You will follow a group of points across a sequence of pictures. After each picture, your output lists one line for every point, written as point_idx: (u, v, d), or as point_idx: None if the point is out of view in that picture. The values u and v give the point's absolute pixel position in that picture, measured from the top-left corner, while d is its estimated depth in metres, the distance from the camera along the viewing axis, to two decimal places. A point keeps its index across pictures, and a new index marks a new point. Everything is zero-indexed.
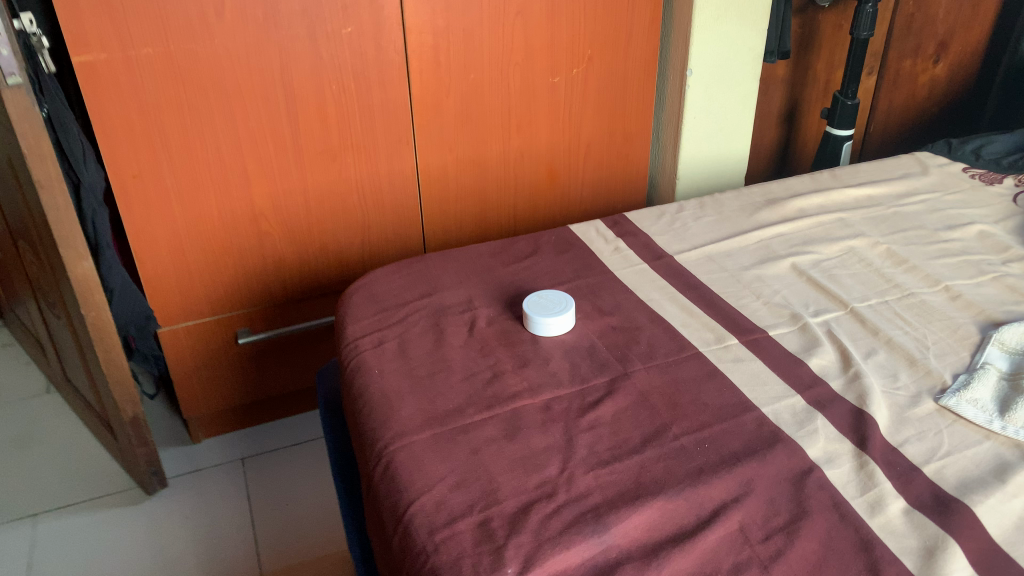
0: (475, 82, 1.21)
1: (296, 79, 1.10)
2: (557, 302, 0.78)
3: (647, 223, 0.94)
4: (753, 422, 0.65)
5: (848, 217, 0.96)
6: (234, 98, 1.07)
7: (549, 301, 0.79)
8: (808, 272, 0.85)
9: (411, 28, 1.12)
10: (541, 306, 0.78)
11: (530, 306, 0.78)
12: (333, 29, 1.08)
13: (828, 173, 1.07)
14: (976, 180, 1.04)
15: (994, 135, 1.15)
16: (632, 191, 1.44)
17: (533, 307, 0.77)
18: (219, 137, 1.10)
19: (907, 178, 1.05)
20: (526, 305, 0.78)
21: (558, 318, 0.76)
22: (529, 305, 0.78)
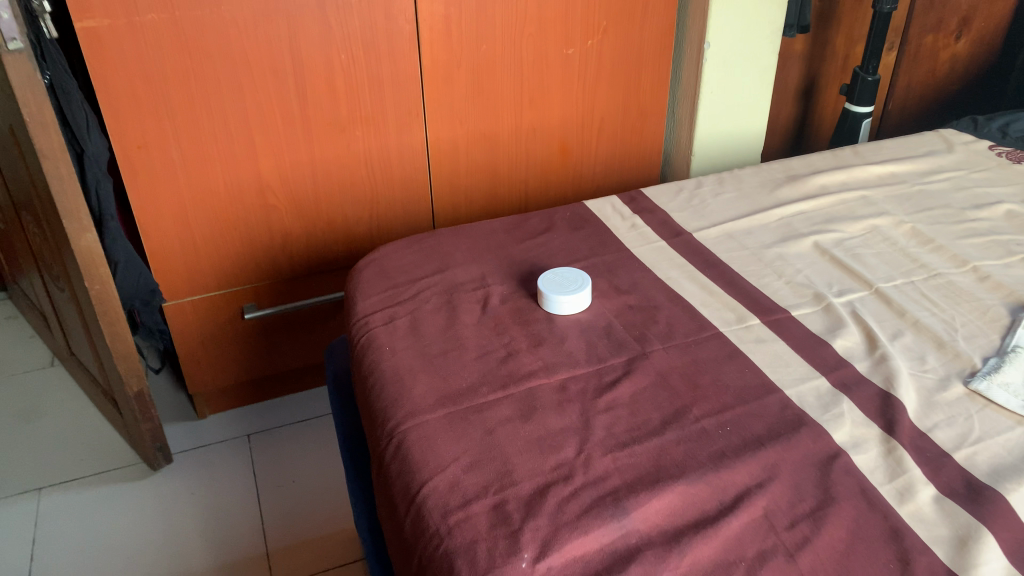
0: (487, 54, 1.18)
1: (304, 49, 1.07)
2: (573, 280, 0.76)
3: (664, 200, 0.92)
4: (777, 405, 0.63)
5: (871, 195, 0.93)
6: (241, 67, 1.05)
7: (566, 278, 0.76)
8: (831, 251, 0.82)
9: None
10: (557, 284, 0.75)
11: (546, 284, 0.76)
12: None
13: (850, 150, 1.04)
14: (1003, 159, 1.01)
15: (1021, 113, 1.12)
16: (645, 168, 1.41)
17: (548, 285, 0.75)
18: (226, 108, 1.07)
19: (931, 156, 1.01)
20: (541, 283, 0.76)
21: (571, 298, 0.74)
22: (543, 282, 0.76)
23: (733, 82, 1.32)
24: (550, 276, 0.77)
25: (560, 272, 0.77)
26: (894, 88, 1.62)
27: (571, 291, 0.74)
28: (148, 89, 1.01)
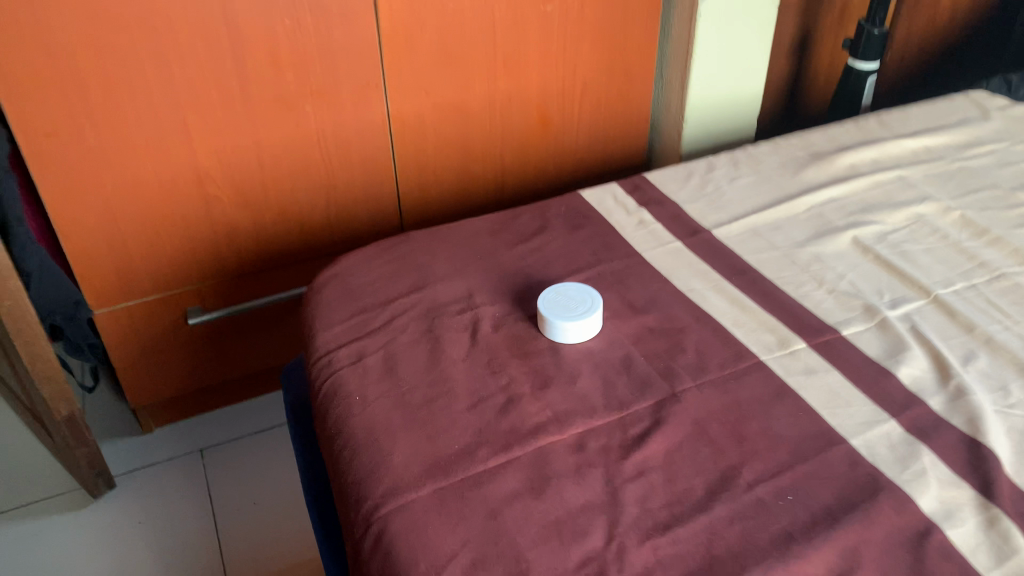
0: (454, 13, 1.02)
1: (241, 12, 0.90)
2: (580, 299, 0.63)
3: (673, 188, 0.79)
4: (844, 463, 0.52)
5: (908, 173, 0.81)
6: (166, 36, 0.88)
7: (571, 296, 0.63)
8: (875, 249, 0.70)
9: None
10: (562, 305, 0.62)
11: (547, 307, 0.62)
12: None
13: (874, 118, 0.91)
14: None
15: None
16: (632, 136, 1.28)
17: (550, 308, 0.62)
18: (151, 85, 0.90)
19: (965, 125, 0.89)
20: (542, 304, 0.63)
21: (582, 323, 0.61)
22: (545, 305, 0.62)
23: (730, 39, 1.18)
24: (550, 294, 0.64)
25: (562, 288, 0.64)
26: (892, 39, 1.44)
27: (581, 315, 0.61)
28: (51, 68, 0.84)
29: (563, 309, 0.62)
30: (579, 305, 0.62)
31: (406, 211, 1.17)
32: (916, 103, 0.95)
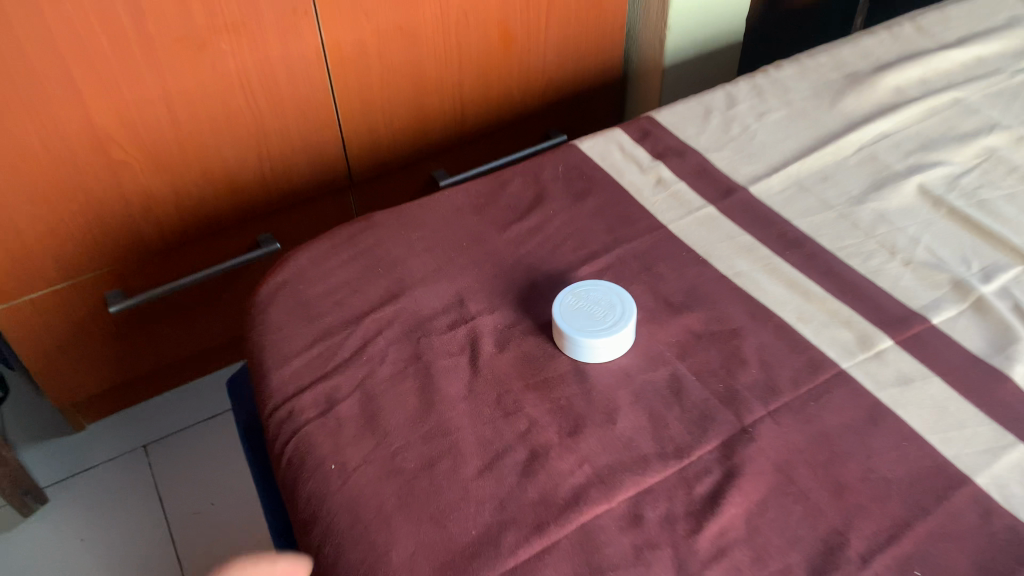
0: None
1: None
2: (609, 305, 0.49)
3: (692, 133, 0.64)
4: (974, 514, 0.40)
5: (964, 95, 0.67)
6: None
7: (597, 300, 0.49)
8: (948, 200, 0.57)
9: None
10: (586, 314, 0.48)
11: (565, 315, 0.48)
12: None
13: (910, 22, 0.77)
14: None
15: None
16: (612, 49, 1.08)
17: (569, 317, 0.48)
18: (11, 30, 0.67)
19: (1015, 27, 0.75)
20: (556, 311, 0.49)
21: (615, 338, 0.47)
22: (561, 312, 0.49)
23: None
24: (566, 296, 0.50)
25: (581, 287, 0.50)
26: None
27: (614, 327, 0.47)
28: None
29: (586, 318, 0.48)
30: (608, 312, 0.49)
31: (354, 160, 0.98)
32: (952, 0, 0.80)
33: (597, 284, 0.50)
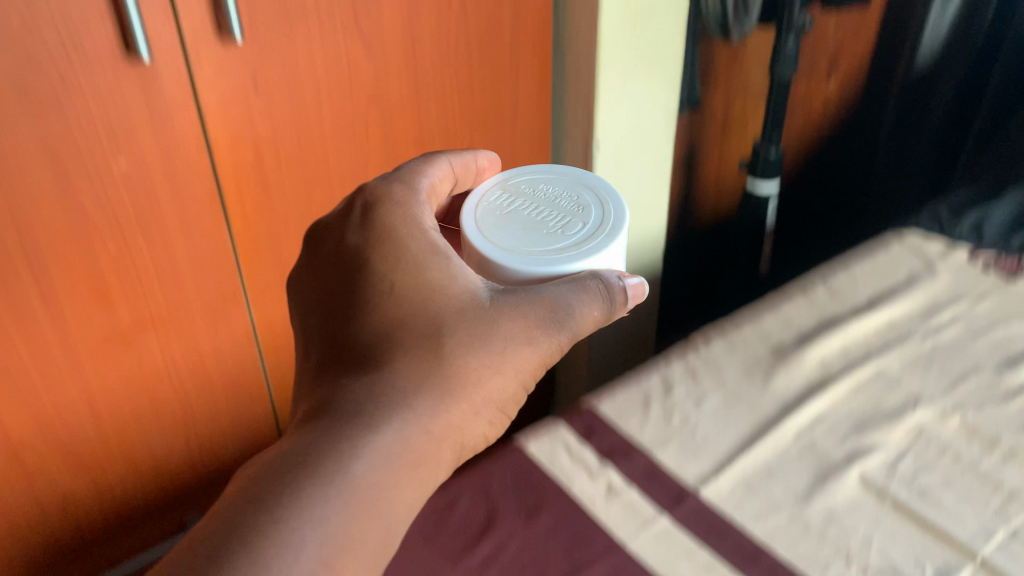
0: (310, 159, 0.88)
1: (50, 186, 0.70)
2: (569, 208, 0.58)
3: (637, 425, 0.66)
4: None
5: (883, 365, 0.71)
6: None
7: (561, 198, 0.59)
8: (890, 493, 0.59)
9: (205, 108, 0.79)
10: (523, 219, 0.57)
11: (493, 215, 0.58)
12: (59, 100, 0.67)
13: (821, 283, 0.82)
14: (994, 273, 0.83)
15: (985, 200, 0.93)
16: None
17: (501, 218, 0.57)
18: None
19: (916, 283, 0.82)
20: (474, 209, 0.59)
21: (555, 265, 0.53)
22: (505, 210, 0.58)
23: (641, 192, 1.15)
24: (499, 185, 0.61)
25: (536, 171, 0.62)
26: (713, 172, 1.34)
27: (563, 258, 0.54)
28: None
29: (525, 227, 0.56)
30: (570, 220, 0.57)
31: None
32: (857, 256, 0.87)
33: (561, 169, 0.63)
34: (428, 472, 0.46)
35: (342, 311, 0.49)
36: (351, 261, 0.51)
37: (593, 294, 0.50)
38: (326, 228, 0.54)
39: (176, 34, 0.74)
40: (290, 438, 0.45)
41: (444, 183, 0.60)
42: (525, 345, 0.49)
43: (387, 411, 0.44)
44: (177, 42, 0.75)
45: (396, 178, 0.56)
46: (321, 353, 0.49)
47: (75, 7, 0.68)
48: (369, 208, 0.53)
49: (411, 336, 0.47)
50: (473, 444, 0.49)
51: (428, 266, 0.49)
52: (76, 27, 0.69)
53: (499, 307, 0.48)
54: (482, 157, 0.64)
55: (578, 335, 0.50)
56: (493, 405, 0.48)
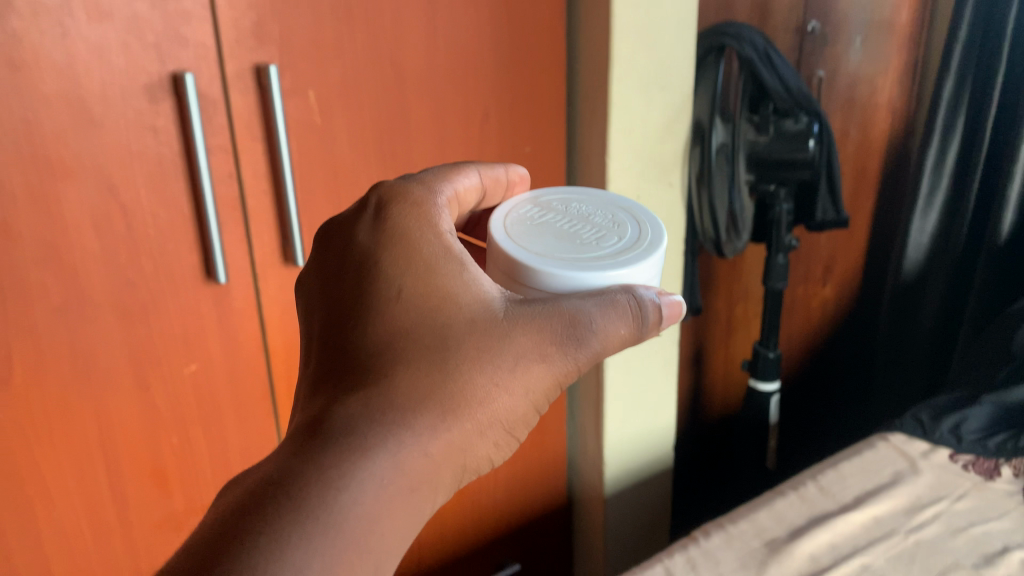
0: None
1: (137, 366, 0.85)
2: (603, 222, 0.62)
3: None
4: None
5: (869, 560, 0.78)
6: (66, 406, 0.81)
7: (596, 219, 0.62)
8: None
9: (265, 310, 0.93)
10: (558, 230, 0.60)
11: (524, 222, 0.61)
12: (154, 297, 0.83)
13: (813, 482, 0.91)
14: (973, 473, 0.91)
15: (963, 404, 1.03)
16: (552, 480, 1.33)
17: (532, 225, 0.60)
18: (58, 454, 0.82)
19: (900, 482, 0.90)
20: (504, 217, 0.62)
21: (584, 270, 0.54)
22: (541, 219, 0.62)
23: (647, 391, 1.26)
24: (532, 203, 0.65)
25: (574, 199, 0.66)
26: (717, 369, 1.48)
27: (598, 262, 0.56)
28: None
29: (557, 238, 0.59)
30: (604, 237, 0.59)
31: None
32: (845, 456, 0.96)
33: (602, 201, 0.66)
34: (425, 493, 0.45)
35: (349, 313, 0.49)
36: (360, 261, 0.51)
37: (624, 311, 0.51)
38: (338, 226, 0.55)
39: (247, 262, 0.90)
40: (285, 450, 0.43)
41: (472, 194, 0.64)
42: (538, 362, 0.49)
43: (391, 424, 0.44)
44: (247, 269, 0.90)
45: (412, 181, 0.58)
46: (321, 358, 0.48)
47: (169, 244, 0.83)
48: (384, 206, 0.54)
49: (416, 339, 0.47)
50: (474, 464, 0.48)
51: (439, 264, 0.50)
52: (167, 260, 0.83)
53: (514, 321, 0.49)
54: (515, 173, 0.69)
55: (602, 352, 0.50)
56: (498, 424, 0.48)
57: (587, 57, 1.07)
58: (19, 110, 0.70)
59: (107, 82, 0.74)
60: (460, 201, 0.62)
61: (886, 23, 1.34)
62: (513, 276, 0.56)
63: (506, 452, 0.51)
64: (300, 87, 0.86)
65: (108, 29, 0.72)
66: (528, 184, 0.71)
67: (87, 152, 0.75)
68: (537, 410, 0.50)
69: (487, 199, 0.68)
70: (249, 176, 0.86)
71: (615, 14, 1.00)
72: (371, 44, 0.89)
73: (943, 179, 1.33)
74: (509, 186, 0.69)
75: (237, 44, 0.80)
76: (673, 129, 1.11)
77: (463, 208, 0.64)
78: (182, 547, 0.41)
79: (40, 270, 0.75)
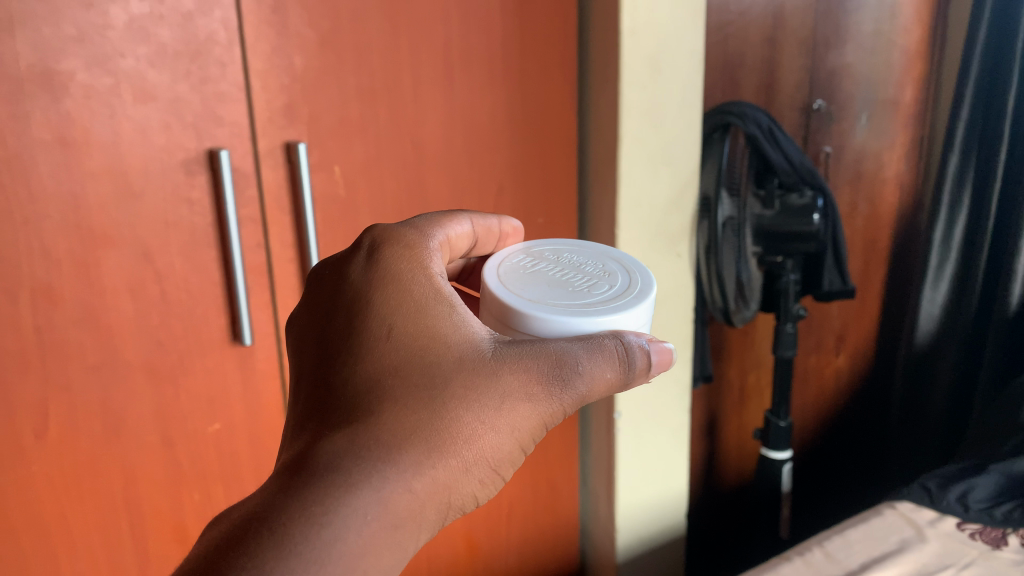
0: None
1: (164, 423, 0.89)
2: (593, 271, 0.66)
3: None
4: None
5: None
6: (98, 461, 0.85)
7: (586, 269, 0.67)
8: None
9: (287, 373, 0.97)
10: (551, 278, 0.64)
11: (519, 270, 0.65)
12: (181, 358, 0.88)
13: (820, 549, 1.02)
14: (980, 541, 0.99)
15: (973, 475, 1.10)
16: (565, 545, 1.34)
17: (527, 273, 0.65)
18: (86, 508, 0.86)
19: (906, 550, 1.00)
20: (498, 266, 0.66)
21: (580, 313, 0.58)
22: (535, 267, 0.66)
23: (658, 458, 1.28)
24: (525, 253, 0.70)
25: (564, 251, 0.71)
26: (731, 437, 1.49)
27: (591, 305, 0.60)
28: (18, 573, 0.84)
29: (548, 285, 0.63)
30: (593, 284, 0.64)
31: None
32: (853, 523, 1.07)
33: (591, 252, 0.71)
34: (410, 529, 0.46)
35: (341, 353, 0.52)
36: (355, 299, 0.54)
37: (611, 355, 0.53)
38: (335, 265, 0.59)
39: (271, 326, 0.94)
40: (273, 487, 0.45)
41: (463, 240, 0.68)
42: (524, 401, 0.50)
43: (377, 461, 0.46)
44: (271, 332, 0.95)
45: (408, 224, 0.62)
46: (313, 396, 0.51)
47: (198, 308, 0.88)
48: (380, 246, 0.58)
49: (404, 379, 0.49)
50: (460, 502, 0.49)
51: (429, 306, 0.53)
52: (196, 323, 0.88)
53: (501, 360, 0.51)
54: (507, 225, 0.75)
55: (589, 395, 0.52)
56: (484, 462, 0.49)
57: (598, 134, 1.13)
58: (68, 184, 0.76)
59: (149, 158, 0.80)
60: (452, 246, 0.66)
61: (890, 101, 1.38)
62: (505, 320, 0.60)
63: (493, 489, 0.52)
64: (326, 162, 0.92)
65: (152, 110, 0.79)
66: (521, 237, 0.77)
67: (128, 222, 0.81)
68: (523, 448, 0.52)
69: (480, 245, 0.72)
70: (276, 245, 0.91)
71: (622, 97, 1.06)
72: (393, 123, 0.95)
73: (951, 252, 1.35)
74: (501, 236, 0.74)
75: (269, 123, 0.86)
76: (680, 202, 1.16)
77: (455, 253, 0.69)
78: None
79: (78, 331, 0.80)
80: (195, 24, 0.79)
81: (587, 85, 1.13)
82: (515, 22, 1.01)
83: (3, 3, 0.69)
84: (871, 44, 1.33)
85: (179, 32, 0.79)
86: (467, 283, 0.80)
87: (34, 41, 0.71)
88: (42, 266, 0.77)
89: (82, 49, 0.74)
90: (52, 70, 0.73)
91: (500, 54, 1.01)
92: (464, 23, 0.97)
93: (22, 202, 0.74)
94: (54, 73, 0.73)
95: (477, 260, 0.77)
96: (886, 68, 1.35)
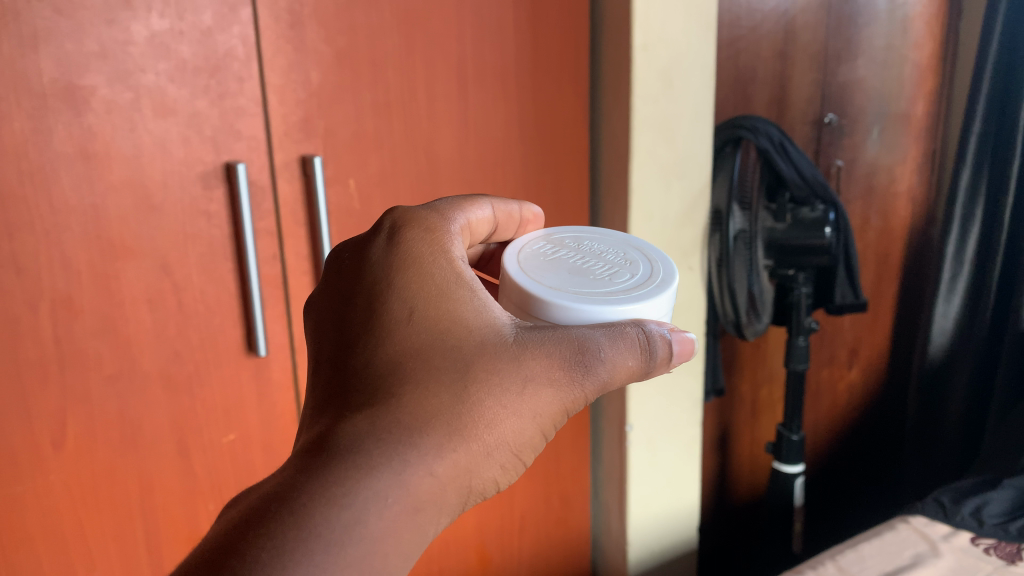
0: None
1: (179, 434, 0.90)
2: (612, 259, 0.67)
3: None
4: None
5: None
6: (114, 471, 0.86)
7: (607, 257, 0.67)
8: None
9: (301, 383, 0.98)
10: (572, 265, 0.65)
11: (538, 258, 0.66)
12: (197, 369, 0.89)
13: (833, 564, 1.03)
14: (995, 556, 0.99)
15: (987, 490, 1.10)
16: (576, 557, 1.34)
17: (545, 261, 0.65)
18: (102, 517, 0.87)
19: (919, 564, 0.99)
20: (519, 253, 0.67)
21: (604, 304, 0.58)
22: (556, 255, 0.67)
23: (669, 472, 1.27)
24: (545, 240, 0.70)
25: (585, 239, 0.71)
26: (742, 450, 1.48)
27: (613, 293, 0.60)
28: None
29: (569, 273, 0.63)
30: (616, 273, 0.64)
31: None
32: (867, 538, 1.07)
33: (612, 240, 0.71)
34: (430, 513, 0.47)
35: (361, 336, 0.52)
36: (376, 281, 0.55)
37: (632, 343, 0.53)
38: (355, 248, 0.59)
39: (286, 337, 0.95)
40: (293, 466, 0.46)
41: (484, 226, 0.69)
42: (546, 387, 0.51)
43: (398, 444, 0.46)
44: (286, 343, 0.96)
45: (428, 209, 0.63)
46: (332, 378, 0.52)
47: (215, 319, 0.89)
48: (401, 229, 0.58)
49: (426, 362, 0.50)
50: (481, 487, 0.50)
51: (449, 291, 0.54)
52: (213, 333, 0.89)
53: (523, 346, 0.51)
54: (528, 212, 0.75)
55: (610, 383, 0.52)
56: (505, 447, 0.50)
57: (610, 148, 1.13)
58: (89, 197, 0.78)
59: (168, 171, 0.81)
60: (472, 231, 0.67)
61: (902, 115, 1.38)
62: (527, 308, 0.60)
63: (513, 475, 0.52)
64: (341, 175, 0.93)
65: (172, 124, 0.80)
66: (541, 224, 0.77)
67: (147, 234, 0.82)
68: (543, 435, 0.53)
69: (500, 232, 0.73)
70: (291, 257, 0.93)
71: (634, 110, 1.07)
72: (407, 136, 0.96)
73: (963, 266, 1.34)
74: (522, 223, 0.75)
75: (285, 137, 0.88)
76: (693, 215, 1.17)
77: (475, 239, 0.69)
78: (190, 558, 0.44)
79: (97, 341, 0.82)
80: (215, 40, 0.81)
81: (599, 99, 1.14)
82: (528, 38, 1.03)
83: (28, 20, 0.71)
84: (883, 58, 1.33)
85: (199, 48, 0.80)
86: (487, 271, 0.80)
87: (58, 57, 0.73)
88: (63, 278, 0.78)
89: (104, 65, 0.75)
90: (74, 85, 0.74)
91: (513, 68, 1.03)
92: (478, 38, 0.99)
93: (44, 214, 0.75)
94: (77, 88, 0.75)
95: (497, 247, 0.78)
96: (898, 83, 1.35)
